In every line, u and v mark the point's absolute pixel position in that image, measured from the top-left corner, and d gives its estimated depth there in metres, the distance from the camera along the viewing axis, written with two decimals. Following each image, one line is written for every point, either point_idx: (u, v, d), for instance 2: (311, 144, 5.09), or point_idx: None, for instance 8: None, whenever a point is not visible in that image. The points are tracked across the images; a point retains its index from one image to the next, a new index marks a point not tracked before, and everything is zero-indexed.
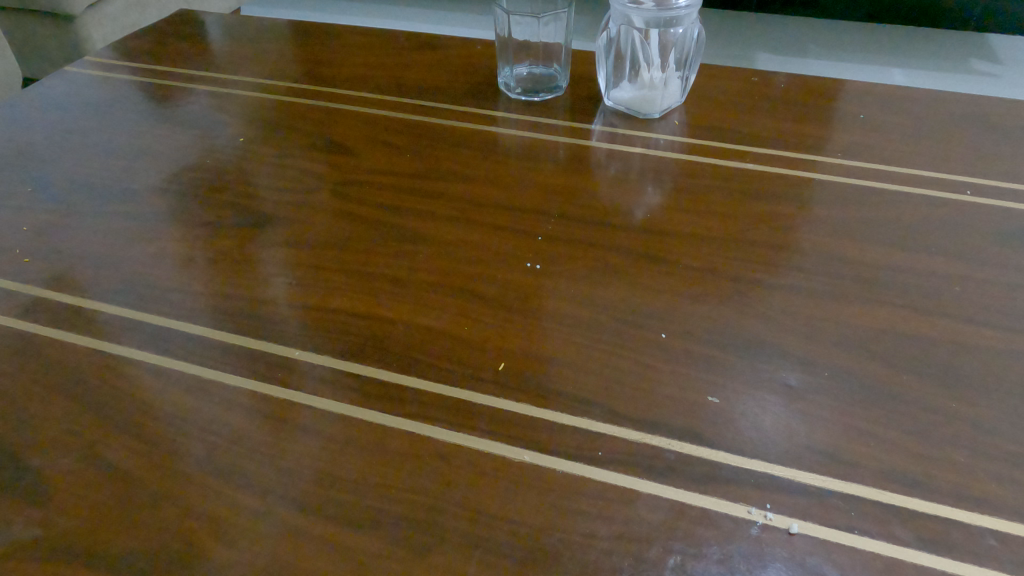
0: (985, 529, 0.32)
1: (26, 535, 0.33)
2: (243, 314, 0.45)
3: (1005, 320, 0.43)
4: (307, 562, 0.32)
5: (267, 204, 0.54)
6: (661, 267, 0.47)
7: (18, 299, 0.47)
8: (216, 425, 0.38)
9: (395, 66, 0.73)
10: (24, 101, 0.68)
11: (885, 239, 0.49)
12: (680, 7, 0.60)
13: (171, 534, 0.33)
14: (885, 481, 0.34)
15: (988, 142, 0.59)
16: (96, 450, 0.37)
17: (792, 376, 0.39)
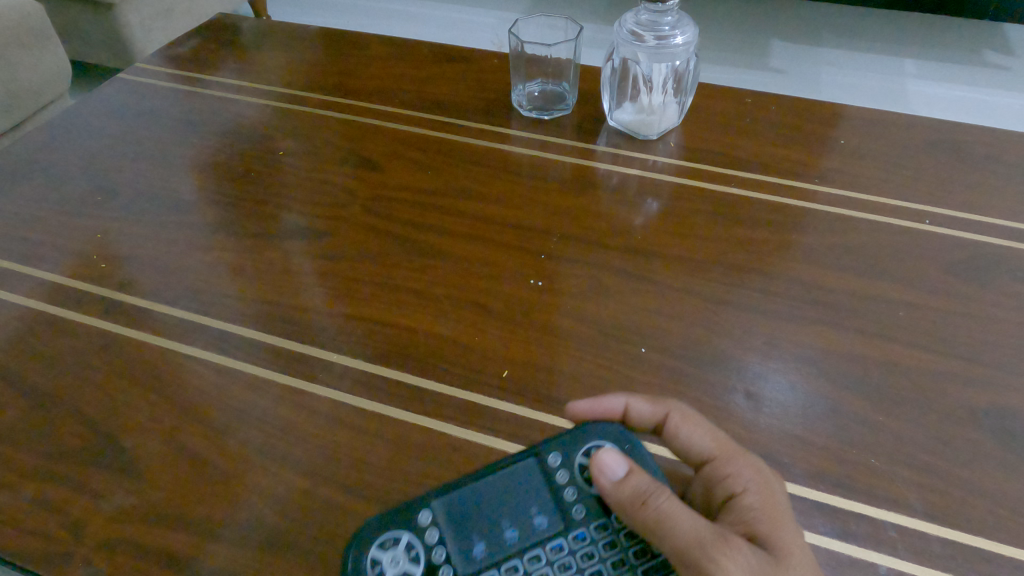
0: (889, 523, 0.40)
1: (124, 503, 0.42)
2: (288, 320, 0.53)
3: (938, 344, 0.50)
4: (346, 531, 0.41)
5: (306, 217, 0.61)
6: (647, 287, 0.55)
7: (97, 301, 0.55)
8: (269, 417, 0.46)
9: (418, 80, 0.79)
10: (87, 111, 0.76)
11: (845, 265, 0.56)
12: (678, 44, 0.67)
13: (238, 506, 0.42)
14: (813, 481, 0.42)
15: (955, 171, 0.65)
16: (174, 436, 0.45)
17: (748, 390, 0.47)
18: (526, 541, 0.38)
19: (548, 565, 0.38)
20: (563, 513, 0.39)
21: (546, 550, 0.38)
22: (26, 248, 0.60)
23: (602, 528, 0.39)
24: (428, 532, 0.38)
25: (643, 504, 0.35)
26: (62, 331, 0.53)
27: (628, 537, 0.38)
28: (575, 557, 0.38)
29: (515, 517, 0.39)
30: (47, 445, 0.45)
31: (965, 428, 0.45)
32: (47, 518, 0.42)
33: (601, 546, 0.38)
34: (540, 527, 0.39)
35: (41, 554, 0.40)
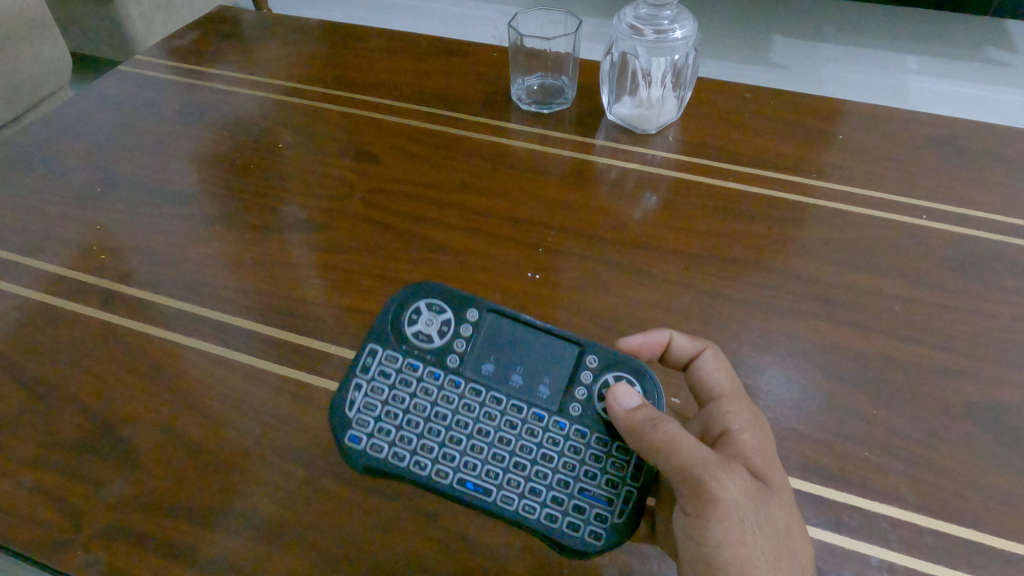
0: (881, 514, 0.41)
1: (123, 491, 0.42)
2: (286, 312, 0.53)
3: (933, 338, 0.50)
4: (343, 520, 0.41)
5: (305, 209, 0.62)
6: (644, 280, 0.55)
7: (97, 291, 0.55)
8: (267, 407, 0.47)
9: (417, 73, 0.79)
10: (86, 103, 0.76)
11: (842, 260, 0.56)
12: (677, 38, 0.67)
13: (236, 494, 0.42)
14: (806, 473, 0.43)
15: (953, 166, 0.65)
16: (173, 425, 0.46)
17: (743, 382, 0.47)
18: (523, 392, 0.43)
19: (526, 419, 0.42)
20: (566, 400, 0.42)
21: (531, 417, 0.42)
22: (26, 238, 0.61)
23: (588, 437, 0.42)
24: (461, 326, 0.44)
25: (651, 428, 0.37)
26: (62, 322, 0.53)
27: (600, 457, 0.41)
28: (550, 434, 0.42)
29: (530, 375, 0.43)
30: (47, 433, 0.46)
31: (959, 421, 0.45)
32: (47, 505, 0.42)
33: (575, 442, 0.41)
34: (542, 396, 0.43)
35: (42, 542, 0.41)
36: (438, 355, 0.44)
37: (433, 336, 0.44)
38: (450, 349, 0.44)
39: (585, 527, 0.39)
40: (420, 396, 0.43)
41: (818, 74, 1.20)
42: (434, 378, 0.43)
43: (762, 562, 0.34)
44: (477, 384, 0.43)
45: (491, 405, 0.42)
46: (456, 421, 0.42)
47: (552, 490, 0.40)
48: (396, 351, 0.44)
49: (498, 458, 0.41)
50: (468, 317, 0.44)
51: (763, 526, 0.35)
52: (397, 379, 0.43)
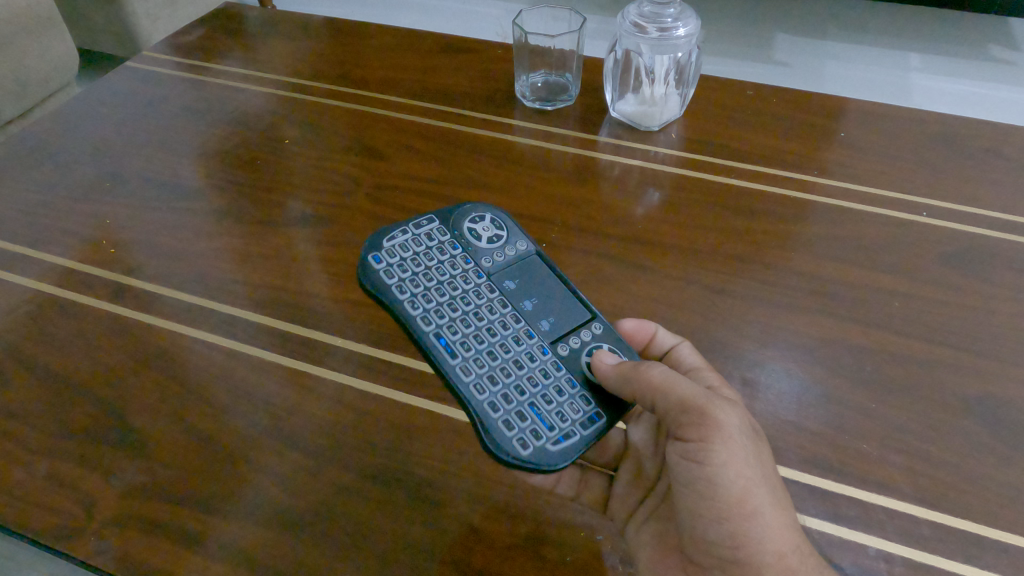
0: (879, 505, 0.41)
1: (134, 480, 0.43)
2: (293, 305, 0.54)
3: (932, 333, 0.50)
4: (350, 509, 0.42)
5: (311, 204, 0.62)
6: (646, 276, 0.55)
7: (106, 284, 0.56)
8: (275, 399, 0.48)
9: (422, 70, 0.80)
10: (95, 98, 0.77)
11: (842, 256, 0.57)
12: (680, 36, 0.68)
13: (245, 483, 0.43)
14: (805, 465, 0.43)
15: (953, 164, 0.65)
16: (182, 415, 0.47)
17: (744, 376, 0.48)
18: (527, 314, 0.48)
19: (518, 331, 0.46)
20: (556, 340, 0.46)
21: (523, 337, 0.46)
22: (36, 232, 0.61)
23: (559, 375, 0.45)
24: (509, 248, 0.51)
25: (645, 370, 0.40)
26: (73, 314, 0.54)
27: (560, 395, 0.44)
28: (530, 351, 0.45)
29: (541, 308, 0.48)
30: (60, 423, 0.47)
31: (957, 415, 0.45)
32: (60, 493, 0.43)
33: (546, 368, 0.45)
34: (541, 325, 0.47)
35: (55, 528, 0.41)
36: (477, 254, 0.51)
37: (481, 242, 0.51)
38: (488, 255, 0.51)
39: (517, 430, 0.41)
40: (450, 278, 0.49)
41: (821, 71, 1.21)
42: (467, 267, 0.50)
43: (758, 486, 0.37)
44: (493, 290, 0.49)
45: (497, 305, 0.48)
46: (467, 309, 0.47)
47: (505, 389, 0.43)
48: (444, 237, 0.51)
49: (481, 344, 0.45)
50: (516, 248, 0.52)
51: (758, 455, 0.37)
52: (433, 256, 0.50)
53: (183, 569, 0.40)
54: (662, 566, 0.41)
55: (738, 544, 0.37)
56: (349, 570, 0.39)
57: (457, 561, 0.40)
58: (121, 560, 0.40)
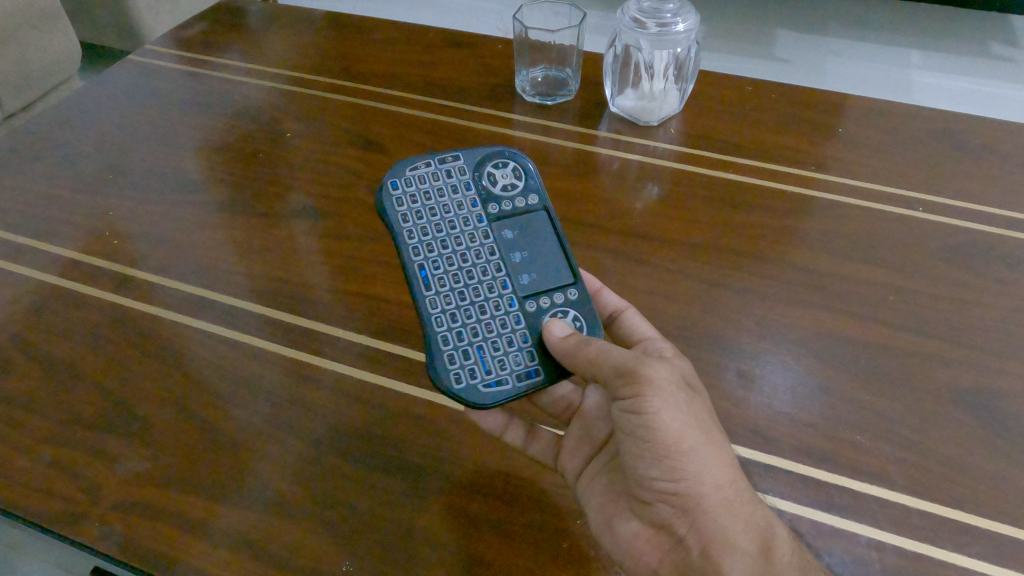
0: (870, 495, 0.42)
1: (137, 467, 0.44)
2: (294, 296, 0.54)
3: (925, 326, 0.51)
4: (350, 496, 0.43)
5: (311, 197, 0.63)
6: (644, 269, 0.56)
7: (109, 275, 0.57)
8: (276, 388, 0.48)
9: (423, 64, 0.80)
10: (97, 91, 0.78)
11: (838, 251, 0.57)
12: (679, 32, 0.68)
13: (246, 470, 0.44)
14: (799, 455, 0.44)
15: (950, 160, 0.66)
16: (184, 404, 0.47)
17: (739, 368, 0.49)
18: (512, 264, 0.47)
19: (495, 279, 0.46)
20: (529, 295, 0.46)
21: (498, 286, 0.46)
22: (40, 223, 0.62)
23: (516, 328, 0.45)
24: (521, 197, 0.49)
25: (584, 346, 0.40)
26: (76, 304, 0.55)
27: (509, 346, 0.44)
28: (497, 299, 0.46)
29: (529, 262, 0.47)
30: (63, 411, 0.47)
31: (950, 407, 0.46)
32: (64, 480, 0.44)
33: (506, 319, 0.45)
34: (521, 277, 0.47)
35: (59, 514, 0.42)
36: (490, 195, 0.49)
37: (497, 185, 0.49)
38: (499, 199, 0.49)
39: (458, 365, 0.43)
40: (452, 218, 0.48)
41: (822, 68, 1.21)
42: (473, 209, 0.49)
43: (694, 429, 0.37)
44: (489, 237, 0.48)
45: (485, 252, 0.47)
46: (456, 250, 0.47)
47: (459, 327, 0.44)
48: (464, 174, 0.50)
49: (447, 288, 0.45)
50: (527, 199, 0.49)
51: (691, 402, 0.38)
52: (446, 190, 0.49)
53: (185, 553, 0.40)
54: (611, 507, 0.41)
55: (680, 483, 0.37)
56: (348, 556, 0.40)
57: (455, 548, 0.41)
58: (125, 545, 0.41)
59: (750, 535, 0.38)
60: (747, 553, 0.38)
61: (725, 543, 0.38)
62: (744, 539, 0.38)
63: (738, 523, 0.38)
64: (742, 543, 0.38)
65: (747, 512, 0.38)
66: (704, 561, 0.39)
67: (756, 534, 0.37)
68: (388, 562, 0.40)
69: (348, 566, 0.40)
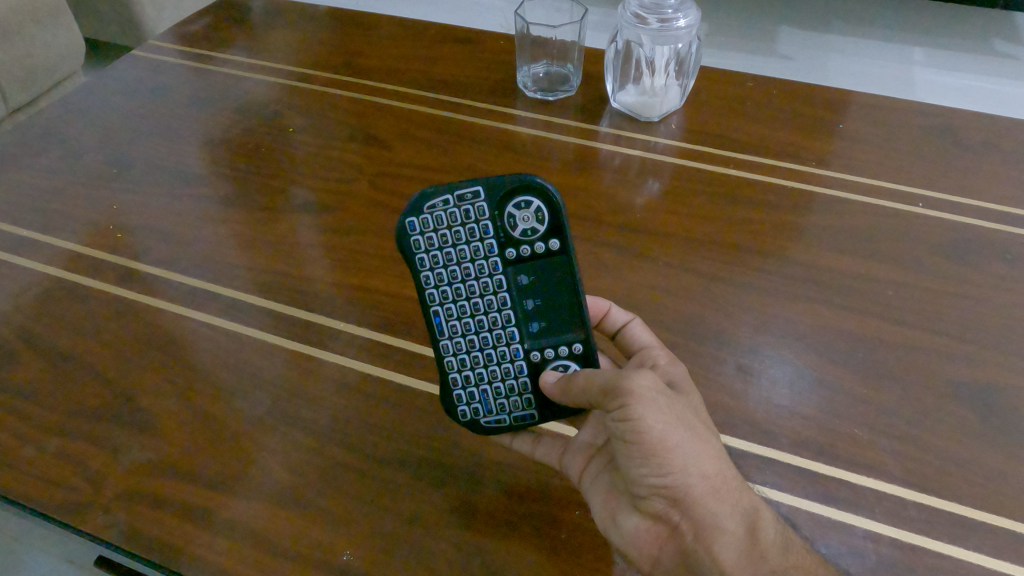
0: (868, 487, 0.42)
1: (140, 457, 0.44)
2: (296, 290, 0.55)
3: (924, 321, 0.51)
4: (351, 487, 0.43)
5: (314, 191, 0.63)
6: (644, 264, 0.56)
7: (113, 268, 0.57)
8: (278, 380, 0.49)
9: (425, 60, 0.80)
10: (101, 86, 0.78)
11: (838, 246, 0.57)
12: (680, 27, 0.68)
13: (248, 461, 0.44)
14: (797, 448, 0.44)
15: (950, 156, 0.66)
16: (188, 396, 0.48)
17: (739, 362, 0.49)
18: (524, 312, 0.44)
19: (504, 327, 0.44)
20: (535, 345, 0.44)
21: (505, 336, 0.44)
22: (44, 217, 0.62)
23: (520, 377, 0.44)
24: (541, 240, 0.44)
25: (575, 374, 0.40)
26: (80, 297, 0.55)
27: (510, 393, 0.44)
28: (504, 349, 0.44)
29: (541, 310, 0.44)
30: (69, 402, 0.48)
31: (947, 401, 0.46)
32: (69, 470, 0.44)
33: (512, 368, 0.44)
34: (531, 325, 0.44)
35: (65, 503, 0.43)
36: (508, 240, 0.44)
37: (517, 230, 0.44)
38: (518, 244, 0.44)
39: (465, 404, 0.44)
40: (465, 262, 0.44)
41: (824, 66, 1.20)
42: (488, 254, 0.44)
43: (679, 427, 0.37)
44: (504, 285, 0.44)
45: (498, 298, 0.44)
46: (468, 297, 0.44)
47: (468, 371, 0.44)
48: (484, 213, 0.44)
49: (455, 335, 0.44)
50: (548, 244, 0.44)
51: (674, 402, 0.38)
52: (462, 229, 0.44)
53: (188, 542, 0.41)
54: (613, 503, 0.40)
55: (671, 480, 0.37)
56: (349, 545, 0.40)
57: (455, 538, 0.41)
58: (130, 534, 0.41)
59: (738, 518, 0.38)
60: (737, 537, 0.38)
61: (717, 529, 0.38)
62: (733, 522, 0.38)
63: (727, 510, 0.37)
64: (732, 527, 0.37)
65: (735, 498, 0.38)
66: (700, 550, 0.38)
67: (743, 515, 0.38)
68: (389, 552, 0.40)
69: (350, 556, 0.40)
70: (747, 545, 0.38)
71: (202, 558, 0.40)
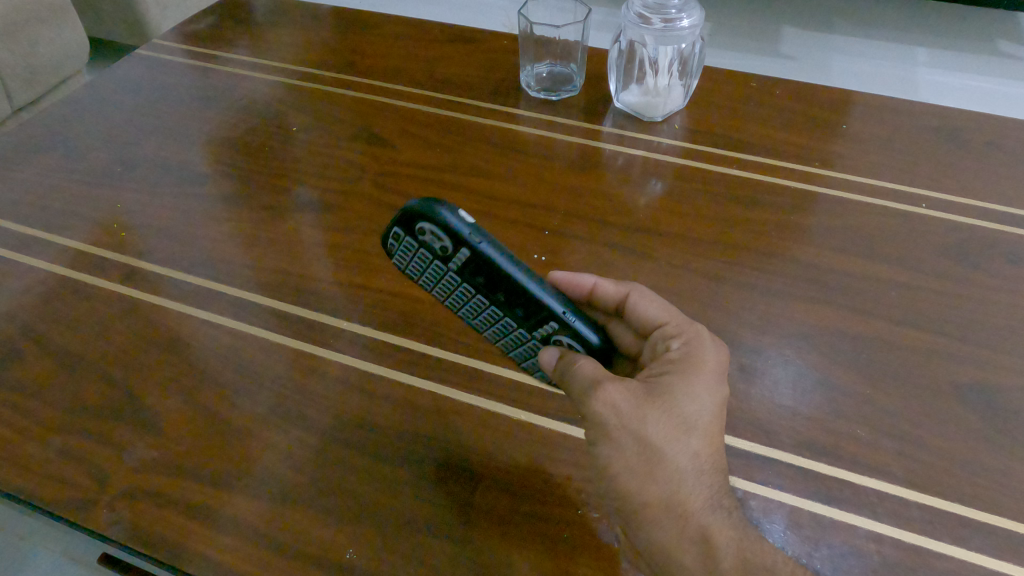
0: (870, 488, 0.42)
1: (143, 455, 0.45)
2: (300, 289, 0.55)
3: (928, 322, 0.51)
4: (354, 486, 0.43)
5: (317, 190, 0.63)
6: (647, 263, 0.56)
7: (117, 267, 0.57)
8: (281, 379, 0.49)
9: (428, 59, 0.81)
10: (105, 85, 0.78)
11: (841, 246, 0.57)
12: (684, 27, 0.69)
13: (251, 459, 0.44)
14: (799, 448, 0.44)
15: (954, 157, 0.66)
16: (191, 394, 0.48)
17: (741, 362, 0.49)
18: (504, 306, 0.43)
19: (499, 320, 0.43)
20: (531, 327, 0.42)
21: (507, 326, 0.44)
22: (48, 215, 0.63)
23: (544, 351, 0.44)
24: (455, 252, 0.41)
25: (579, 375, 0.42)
26: (84, 295, 0.55)
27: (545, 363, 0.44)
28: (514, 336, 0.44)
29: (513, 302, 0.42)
30: (72, 399, 0.48)
31: (950, 402, 0.46)
32: (73, 467, 0.44)
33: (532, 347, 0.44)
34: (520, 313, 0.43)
35: (68, 500, 0.43)
36: (439, 257, 0.41)
37: (434, 250, 0.41)
38: (444, 260, 0.42)
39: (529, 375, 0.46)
40: (430, 281, 0.44)
41: (828, 66, 1.20)
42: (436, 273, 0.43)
43: (627, 449, 0.37)
44: (466, 287, 0.42)
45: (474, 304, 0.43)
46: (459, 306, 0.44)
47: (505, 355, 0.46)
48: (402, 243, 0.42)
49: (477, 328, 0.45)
50: (461, 253, 0.40)
51: (631, 422, 0.37)
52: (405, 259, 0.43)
53: (191, 540, 0.41)
54: None
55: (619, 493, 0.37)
56: (351, 543, 0.41)
57: (457, 537, 0.41)
58: (133, 531, 0.41)
59: (688, 549, 0.36)
60: (688, 568, 0.36)
61: (669, 558, 0.36)
62: (684, 552, 0.36)
63: (676, 538, 0.36)
64: (682, 557, 0.36)
65: (684, 529, 0.36)
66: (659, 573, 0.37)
67: (692, 547, 0.36)
68: (391, 550, 0.40)
69: (352, 554, 0.40)
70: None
71: (205, 556, 0.40)
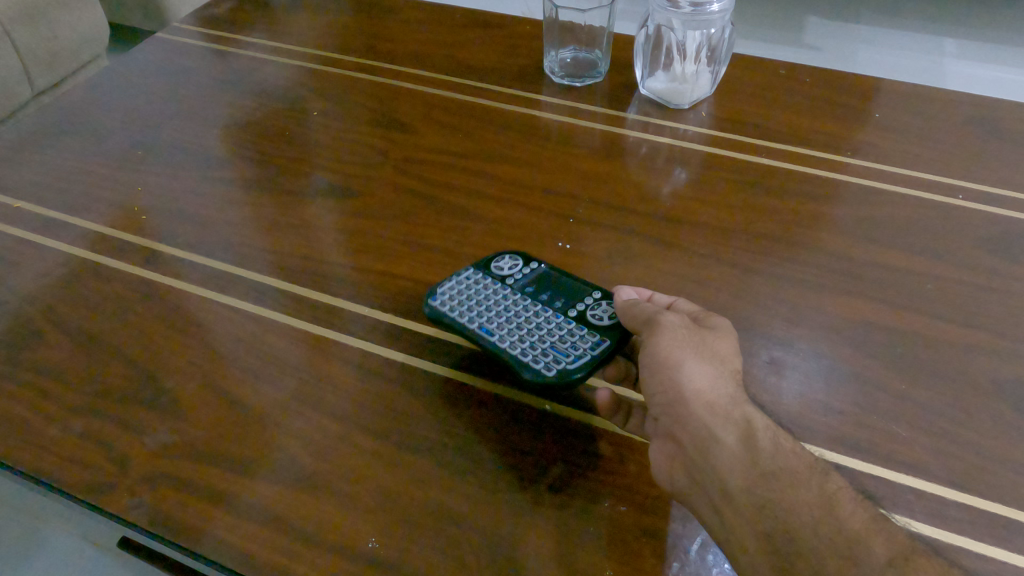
0: (906, 486, 0.41)
1: (162, 439, 0.44)
2: (321, 275, 0.54)
3: (965, 316, 0.50)
4: (374, 474, 0.42)
5: (337, 175, 0.63)
6: (673, 252, 0.55)
7: (137, 250, 0.57)
8: (302, 365, 0.48)
9: (450, 44, 0.79)
10: (125, 67, 0.78)
11: (873, 237, 0.56)
12: (713, 11, 0.66)
13: (271, 445, 0.44)
14: (833, 444, 0.43)
15: (991, 147, 0.64)
16: (211, 377, 0.47)
17: (771, 355, 0.48)
18: (543, 299, 0.49)
19: (535, 313, 0.48)
20: (570, 307, 0.48)
21: (540, 313, 0.48)
22: (68, 197, 0.62)
23: (574, 330, 0.46)
24: (524, 262, 0.51)
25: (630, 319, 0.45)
26: (103, 278, 0.55)
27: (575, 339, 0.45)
28: (549, 322, 0.47)
29: (556, 292, 0.49)
30: (91, 381, 0.48)
31: (989, 399, 0.45)
32: (92, 448, 0.44)
33: (566, 328, 0.46)
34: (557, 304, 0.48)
35: (88, 482, 0.42)
36: (496, 273, 0.51)
37: (499, 264, 0.51)
38: (507, 273, 0.51)
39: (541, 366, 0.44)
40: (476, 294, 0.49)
41: (852, 54, 1.18)
42: (487, 282, 0.50)
43: (687, 347, 0.40)
44: (512, 292, 0.49)
45: (515, 300, 0.48)
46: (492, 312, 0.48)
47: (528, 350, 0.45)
48: (468, 271, 0.51)
49: (508, 323, 0.47)
50: (530, 264, 0.51)
51: (692, 333, 0.41)
52: (463, 283, 0.50)
53: (212, 524, 0.40)
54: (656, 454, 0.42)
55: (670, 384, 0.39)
56: (373, 530, 0.40)
57: (480, 528, 0.40)
58: (153, 515, 0.41)
59: (730, 429, 0.38)
60: (729, 448, 0.37)
61: (710, 439, 0.38)
62: (725, 432, 0.38)
63: (719, 423, 0.38)
64: (723, 437, 0.37)
65: (726, 412, 0.38)
66: (698, 460, 0.38)
67: (734, 427, 0.38)
68: (414, 540, 0.40)
69: (374, 544, 0.39)
70: (743, 452, 0.37)
71: (225, 541, 0.40)
